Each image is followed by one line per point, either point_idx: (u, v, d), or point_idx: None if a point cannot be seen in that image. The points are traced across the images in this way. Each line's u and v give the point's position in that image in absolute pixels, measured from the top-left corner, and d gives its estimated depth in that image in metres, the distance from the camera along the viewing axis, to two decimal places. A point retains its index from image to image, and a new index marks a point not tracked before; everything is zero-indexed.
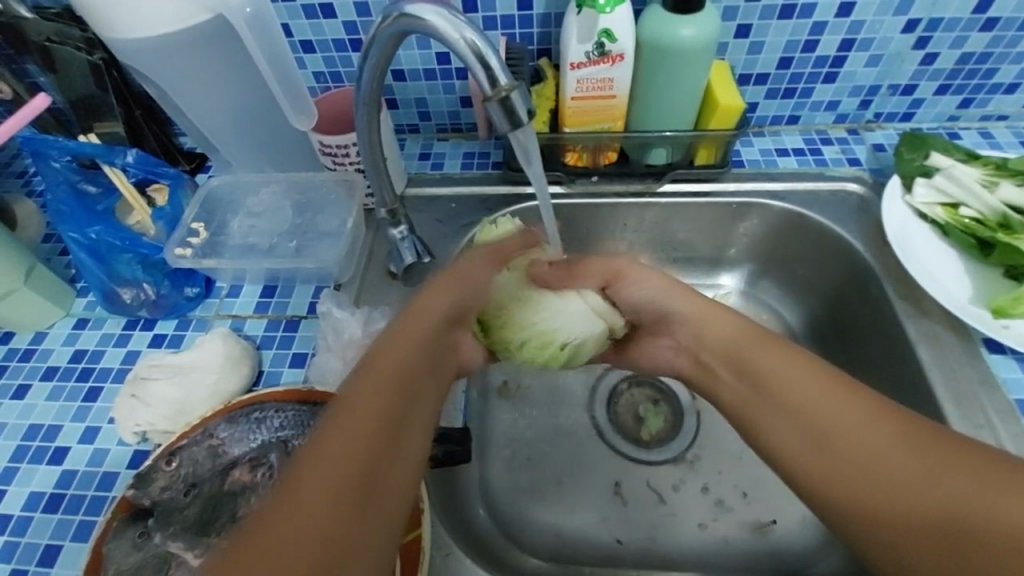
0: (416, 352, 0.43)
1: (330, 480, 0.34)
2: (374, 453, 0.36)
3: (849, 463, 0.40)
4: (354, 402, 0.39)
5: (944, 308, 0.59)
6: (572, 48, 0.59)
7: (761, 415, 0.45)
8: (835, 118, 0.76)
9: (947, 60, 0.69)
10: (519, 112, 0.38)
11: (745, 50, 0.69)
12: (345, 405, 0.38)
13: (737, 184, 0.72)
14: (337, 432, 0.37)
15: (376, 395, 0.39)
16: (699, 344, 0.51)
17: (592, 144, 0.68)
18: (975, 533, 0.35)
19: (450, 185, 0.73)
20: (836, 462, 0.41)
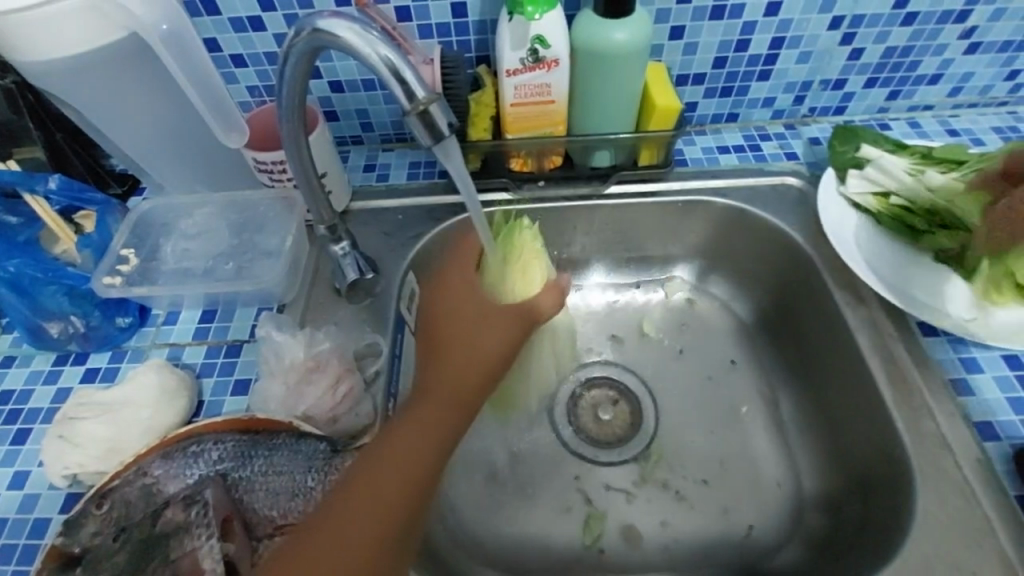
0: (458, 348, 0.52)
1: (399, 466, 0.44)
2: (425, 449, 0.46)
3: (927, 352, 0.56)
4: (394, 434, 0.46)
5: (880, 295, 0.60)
6: (506, 55, 0.58)
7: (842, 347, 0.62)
8: (772, 114, 0.79)
9: (873, 54, 0.72)
10: (440, 124, 0.38)
11: (680, 51, 0.70)
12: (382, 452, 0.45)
13: (681, 183, 0.73)
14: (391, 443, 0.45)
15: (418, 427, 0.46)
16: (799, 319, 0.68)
17: (535, 149, 0.68)
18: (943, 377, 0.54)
19: (396, 197, 0.72)
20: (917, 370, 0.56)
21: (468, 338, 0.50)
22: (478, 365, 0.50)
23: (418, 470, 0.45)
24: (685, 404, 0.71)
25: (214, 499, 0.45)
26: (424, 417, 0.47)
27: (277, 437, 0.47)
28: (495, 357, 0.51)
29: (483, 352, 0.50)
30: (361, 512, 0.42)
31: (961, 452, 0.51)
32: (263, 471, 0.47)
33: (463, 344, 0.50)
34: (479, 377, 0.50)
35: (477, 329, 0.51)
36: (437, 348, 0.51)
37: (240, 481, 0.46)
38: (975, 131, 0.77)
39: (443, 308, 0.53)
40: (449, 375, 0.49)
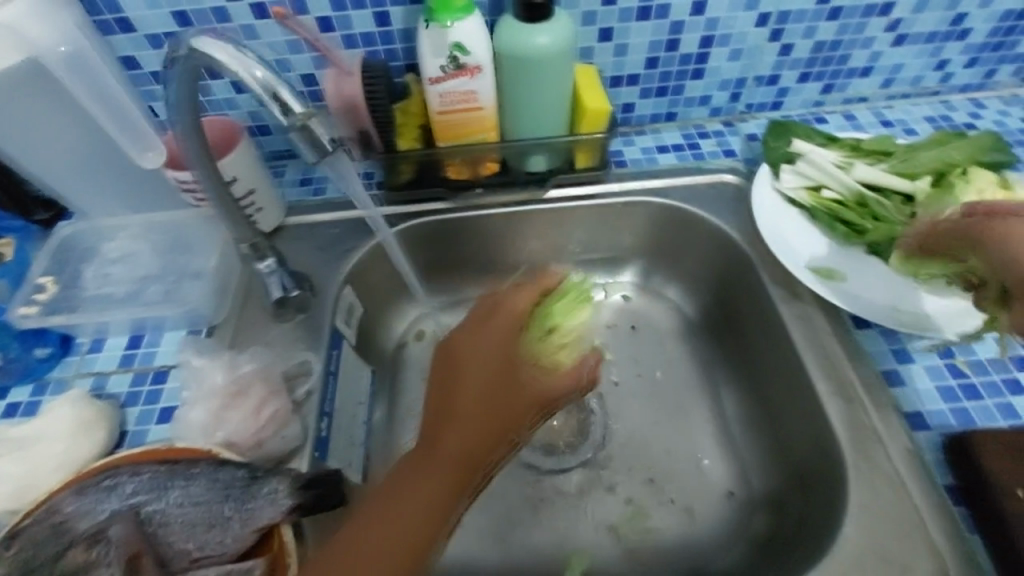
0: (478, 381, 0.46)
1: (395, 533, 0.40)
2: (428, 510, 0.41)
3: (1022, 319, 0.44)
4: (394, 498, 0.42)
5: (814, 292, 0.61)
6: (427, 62, 0.57)
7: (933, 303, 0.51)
8: (710, 112, 0.79)
9: (802, 50, 0.72)
10: (322, 139, 0.38)
11: (611, 53, 0.69)
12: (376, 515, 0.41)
13: (620, 184, 0.73)
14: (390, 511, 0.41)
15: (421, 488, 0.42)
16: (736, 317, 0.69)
17: (469, 157, 0.67)
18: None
19: (333, 210, 0.71)
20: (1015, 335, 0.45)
21: (477, 408, 0.44)
22: (486, 429, 0.44)
23: (406, 545, 0.40)
24: (633, 405, 0.71)
25: (121, 536, 0.43)
26: (430, 477, 0.42)
27: (195, 466, 0.46)
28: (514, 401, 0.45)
29: (495, 401, 0.44)
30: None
31: (892, 445, 0.51)
32: (180, 502, 0.45)
33: (492, 387, 0.45)
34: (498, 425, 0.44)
35: (496, 368, 0.46)
36: (450, 399, 0.45)
37: (154, 515, 0.44)
38: (909, 121, 0.78)
39: (465, 362, 0.46)
40: (451, 442, 0.43)
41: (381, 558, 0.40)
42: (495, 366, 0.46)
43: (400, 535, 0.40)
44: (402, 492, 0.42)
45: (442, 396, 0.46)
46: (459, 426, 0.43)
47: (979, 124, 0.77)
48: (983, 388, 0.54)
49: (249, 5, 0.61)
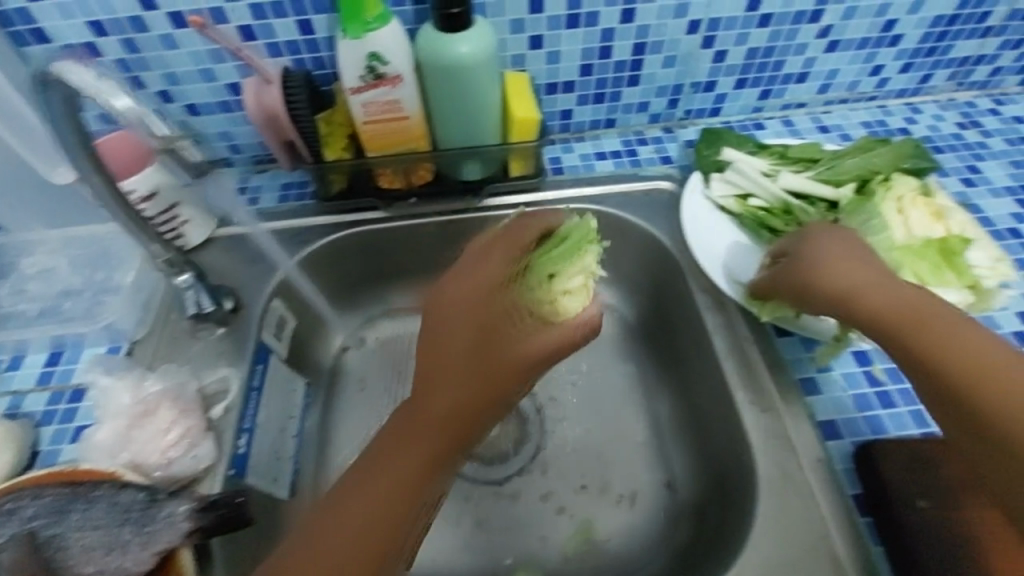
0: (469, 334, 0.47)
1: (381, 495, 0.42)
2: (420, 470, 0.43)
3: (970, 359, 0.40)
4: (384, 453, 0.43)
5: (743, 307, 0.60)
6: (346, 73, 0.57)
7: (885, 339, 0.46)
8: (649, 118, 0.79)
9: (736, 56, 0.72)
10: None
11: (543, 60, 0.69)
12: (366, 468, 0.43)
13: (555, 193, 0.73)
14: (380, 466, 0.43)
15: (414, 448, 0.43)
16: (670, 324, 0.69)
17: (400, 166, 0.67)
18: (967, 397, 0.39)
19: (265, 220, 0.71)
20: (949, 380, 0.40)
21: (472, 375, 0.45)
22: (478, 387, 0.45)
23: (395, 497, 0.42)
24: (572, 414, 0.71)
25: (15, 561, 0.43)
26: (418, 440, 0.43)
27: (98, 490, 0.46)
28: (511, 367, 0.47)
29: (492, 363, 0.46)
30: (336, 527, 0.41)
31: (803, 453, 0.52)
32: (79, 527, 0.45)
33: (479, 354, 0.46)
34: (490, 390, 0.45)
35: (491, 330, 0.48)
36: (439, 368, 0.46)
37: (52, 539, 0.44)
38: (845, 127, 0.79)
39: (444, 312, 0.49)
40: (438, 402, 0.44)
41: (369, 512, 0.41)
42: (483, 327, 0.48)
43: (387, 499, 0.42)
44: (392, 452, 0.43)
45: (432, 352, 0.47)
46: (447, 386, 0.45)
47: (913, 130, 0.78)
48: (897, 395, 0.54)
49: (167, 13, 0.60)
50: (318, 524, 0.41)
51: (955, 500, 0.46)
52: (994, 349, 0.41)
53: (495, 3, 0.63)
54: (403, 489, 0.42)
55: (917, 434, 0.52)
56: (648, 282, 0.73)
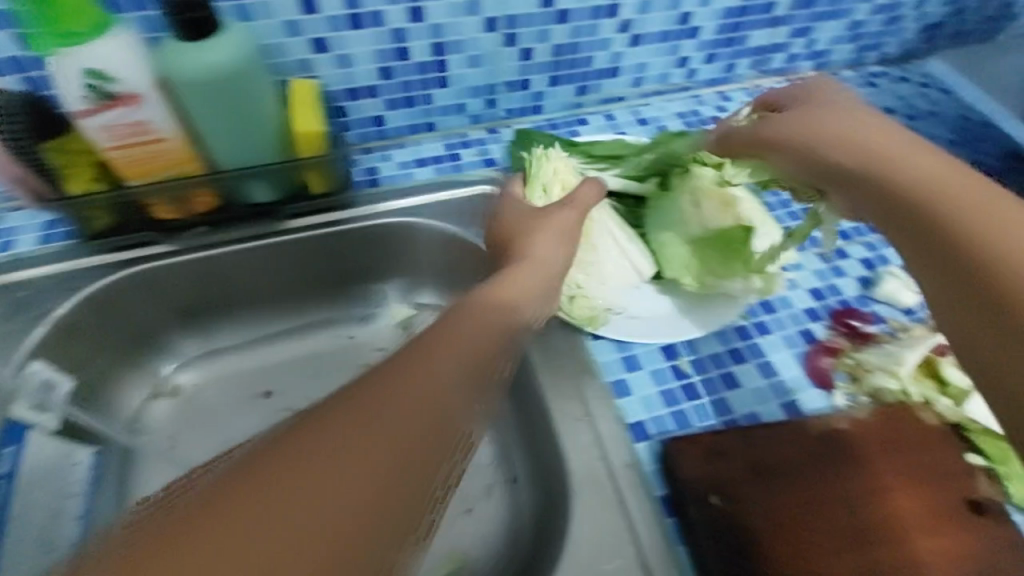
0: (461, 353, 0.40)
1: (339, 491, 0.29)
2: (391, 472, 0.32)
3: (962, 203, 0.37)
4: (316, 427, 0.31)
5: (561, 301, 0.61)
6: (69, 91, 0.49)
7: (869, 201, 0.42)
8: (469, 120, 0.76)
9: (542, 53, 0.71)
10: None
11: (333, 65, 0.63)
12: (293, 443, 0.31)
13: (368, 207, 0.67)
14: (305, 453, 0.30)
15: (385, 434, 0.32)
16: None
17: (173, 194, 0.59)
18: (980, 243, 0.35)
19: (20, 267, 0.60)
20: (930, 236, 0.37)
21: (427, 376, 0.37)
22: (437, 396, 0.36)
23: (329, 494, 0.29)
24: None
25: None
26: (378, 435, 0.32)
27: None
28: (458, 381, 0.38)
29: (444, 376, 0.37)
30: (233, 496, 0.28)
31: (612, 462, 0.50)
32: None
33: (445, 356, 0.39)
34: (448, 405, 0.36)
35: (453, 344, 0.40)
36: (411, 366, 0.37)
37: None
38: (662, 118, 0.80)
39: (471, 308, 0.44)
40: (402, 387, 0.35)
41: (338, 505, 0.29)
42: (444, 347, 0.39)
43: (341, 498, 0.29)
44: (350, 411, 0.33)
45: (394, 365, 0.36)
46: (415, 377, 0.36)
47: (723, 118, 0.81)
48: (700, 386, 0.55)
49: None
50: (210, 513, 0.28)
51: (733, 491, 0.47)
52: (987, 201, 0.37)
53: (259, 6, 0.57)
54: (351, 494, 0.30)
55: (716, 425, 0.53)
56: None
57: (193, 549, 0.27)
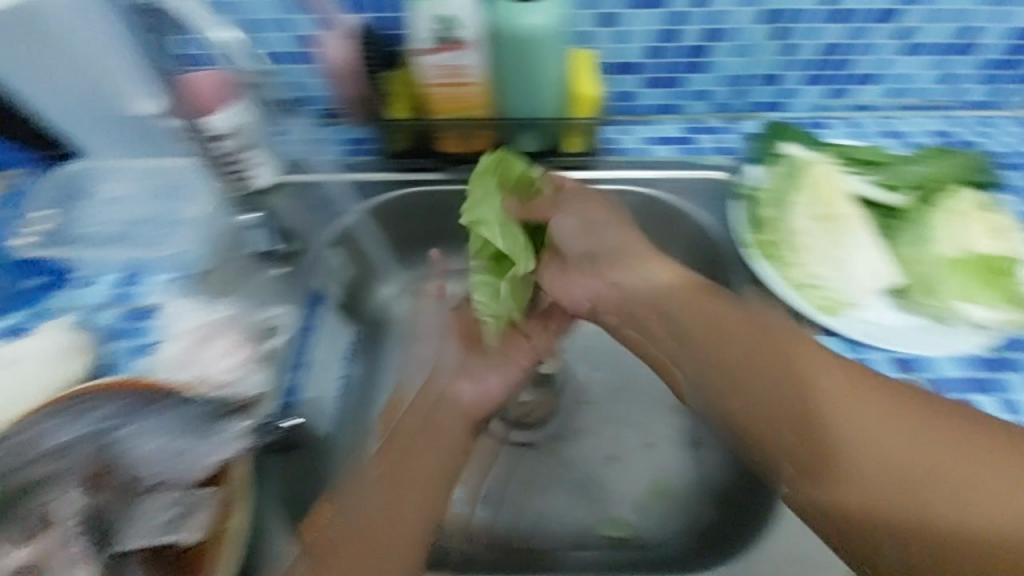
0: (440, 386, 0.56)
1: (401, 519, 0.46)
2: (432, 477, 0.49)
3: (895, 479, 0.39)
4: (358, 489, 0.49)
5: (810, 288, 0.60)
6: (420, 32, 0.59)
7: (834, 406, 0.43)
8: (712, 107, 0.78)
9: (807, 51, 0.71)
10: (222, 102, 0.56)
11: (611, 38, 0.69)
12: (371, 486, 0.48)
13: (611, 172, 0.73)
14: (355, 497, 0.48)
15: (413, 460, 0.49)
16: None
17: (460, 131, 0.68)
18: (930, 515, 0.38)
19: (325, 171, 0.72)
20: (891, 495, 0.39)
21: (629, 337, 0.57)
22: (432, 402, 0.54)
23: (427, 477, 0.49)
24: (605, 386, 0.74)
25: (87, 455, 0.47)
26: (398, 459, 0.49)
27: (161, 398, 0.50)
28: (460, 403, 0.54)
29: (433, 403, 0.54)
30: (346, 521, 0.47)
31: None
32: (145, 432, 0.48)
33: (439, 399, 0.54)
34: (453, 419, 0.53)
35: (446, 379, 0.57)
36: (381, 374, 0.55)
37: (122, 440, 0.48)
38: (913, 134, 0.77)
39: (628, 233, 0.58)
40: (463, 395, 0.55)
41: (422, 501, 0.48)
42: (457, 390, 0.55)
43: (420, 510, 0.47)
44: (394, 454, 0.50)
45: (397, 434, 0.52)
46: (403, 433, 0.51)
47: (982, 142, 0.76)
48: None
49: None
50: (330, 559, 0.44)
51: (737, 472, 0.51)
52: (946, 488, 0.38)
53: None
54: (402, 498, 0.47)
55: None
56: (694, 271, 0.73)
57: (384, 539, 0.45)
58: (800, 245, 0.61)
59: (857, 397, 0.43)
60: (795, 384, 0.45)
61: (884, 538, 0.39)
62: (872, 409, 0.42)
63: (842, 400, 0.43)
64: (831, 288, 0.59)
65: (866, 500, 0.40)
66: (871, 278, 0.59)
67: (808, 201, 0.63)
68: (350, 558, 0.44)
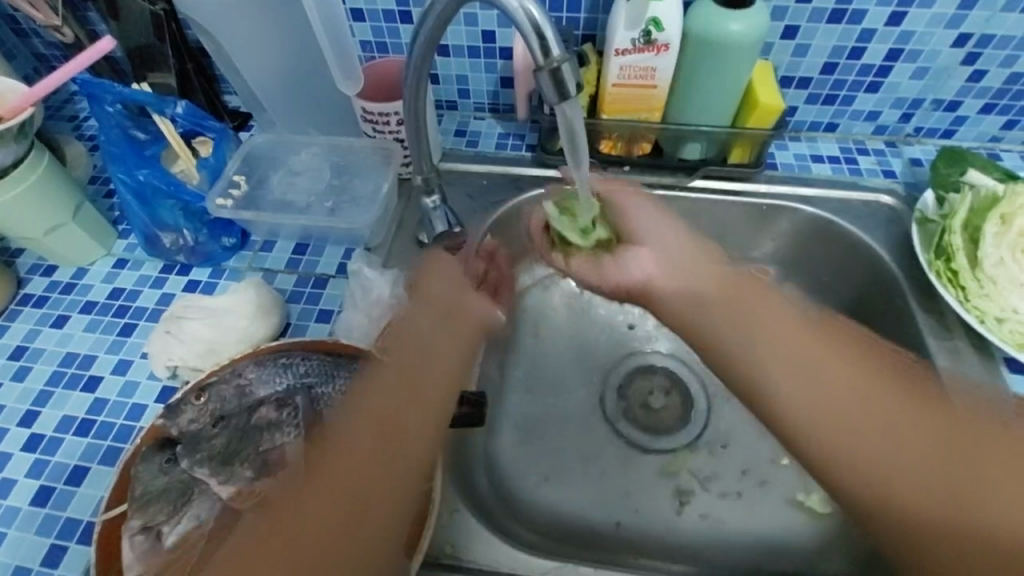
0: (410, 367, 0.49)
1: (342, 485, 0.40)
2: (376, 445, 0.43)
3: (918, 470, 0.46)
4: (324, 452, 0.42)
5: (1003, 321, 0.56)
6: (619, 33, 0.59)
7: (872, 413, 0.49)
8: (874, 129, 0.76)
9: (995, 78, 0.69)
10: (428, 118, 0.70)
11: (790, 51, 0.68)
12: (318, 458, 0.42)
13: (768, 186, 0.72)
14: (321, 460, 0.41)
15: (356, 436, 0.43)
16: None
17: (628, 133, 0.69)
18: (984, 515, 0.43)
19: (483, 163, 0.76)
20: (952, 490, 0.44)
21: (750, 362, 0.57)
22: (432, 342, 0.52)
23: (387, 424, 0.44)
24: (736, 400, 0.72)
25: (302, 406, 0.50)
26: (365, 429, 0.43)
27: (357, 362, 0.51)
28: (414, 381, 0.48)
29: (412, 374, 0.48)
30: (323, 471, 0.40)
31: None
32: (343, 391, 0.50)
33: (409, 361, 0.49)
34: (409, 388, 0.47)
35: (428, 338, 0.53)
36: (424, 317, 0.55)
37: (322, 396, 0.50)
38: None
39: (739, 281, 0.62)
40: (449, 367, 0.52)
41: (337, 498, 0.39)
42: (412, 358, 0.50)
43: (343, 481, 0.40)
44: (353, 431, 0.43)
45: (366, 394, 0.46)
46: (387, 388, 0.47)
47: None
48: None
49: None
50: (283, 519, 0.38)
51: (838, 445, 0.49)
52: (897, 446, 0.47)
53: None
54: (359, 481, 0.41)
55: None
56: (842, 292, 0.72)
57: (336, 541, 0.38)
58: (989, 274, 0.57)
59: (898, 398, 0.50)
60: (843, 379, 0.52)
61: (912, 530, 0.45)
62: (922, 422, 0.48)
63: (884, 404, 0.50)
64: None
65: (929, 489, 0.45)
66: None
67: (1002, 226, 0.58)
68: (282, 530, 0.38)
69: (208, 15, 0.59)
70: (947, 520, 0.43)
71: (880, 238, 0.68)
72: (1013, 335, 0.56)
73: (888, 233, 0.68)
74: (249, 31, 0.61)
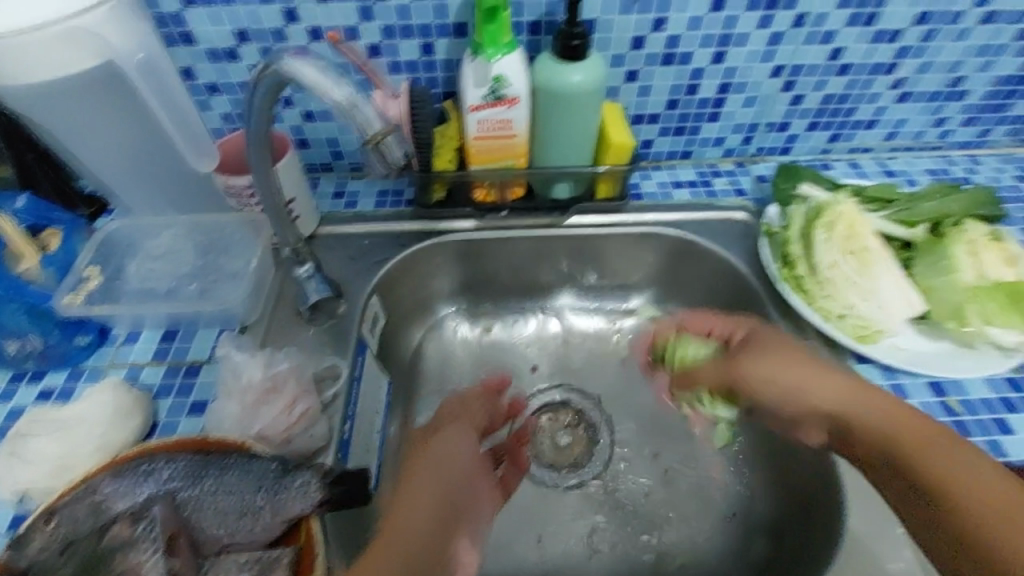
0: (427, 508, 0.46)
1: None
2: None
3: (928, 472, 0.43)
4: None
5: (843, 316, 0.62)
6: (470, 91, 0.62)
7: (864, 419, 0.47)
8: (723, 153, 0.83)
9: (812, 101, 0.77)
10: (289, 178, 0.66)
11: (635, 92, 0.74)
12: None
13: (637, 215, 0.77)
14: None
15: None
16: None
17: (499, 180, 0.71)
18: (967, 510, 0.40)
19: (363, 223, 0.75)
20: (951, 491, 0.41)
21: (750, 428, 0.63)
22: (449, 467, 0.50)
23: None
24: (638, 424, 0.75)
25: (163, 515, 0.45)
26: None
27: (229, 458, 0.49)
28: (412, 533, 0.44)
29: (404, 529, 0.44)
30: None
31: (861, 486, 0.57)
32: (214, 490, 0.47)
33: (417, 498, 0.47)
34: (416, 544, 0.44)
35: (437, 460, 0.50)
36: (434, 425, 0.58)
37: (189, 501, 0.47)
38: (909, 173, 0.83)
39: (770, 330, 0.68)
40: (464, 483, 0.50)
41: None
42: (431, 491, 0.47)
43: None
44: None
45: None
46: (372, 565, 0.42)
47: (975, 179, 0.82)
48: (974, 425, 0.57)
49: (306, 28, 0.65)
50: None
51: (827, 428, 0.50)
52: (925, 465, 0.43)
53: (600, 40, 0.68)
54: None
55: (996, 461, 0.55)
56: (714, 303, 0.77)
57: None
58: (824, 277, 0.63)
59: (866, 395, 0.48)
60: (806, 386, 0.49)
61: (907, 474, 0.44)
62: (920, 441, 0.44)
63: (872, 408, 0.47)
64: (867, 315, 0.61)
65: (972, 491, 0.41)
66: (908, 309, 0.62)
67: (828, 233, 0.65)
68: None
69: (32, 108, 0.54)
70: (958, 518, 0.40)
71: (739, 253, 0.74)
72: (854, 328, 0.61)
73: (745, 246, 0.74)
74: (84, 121, 0.57)
